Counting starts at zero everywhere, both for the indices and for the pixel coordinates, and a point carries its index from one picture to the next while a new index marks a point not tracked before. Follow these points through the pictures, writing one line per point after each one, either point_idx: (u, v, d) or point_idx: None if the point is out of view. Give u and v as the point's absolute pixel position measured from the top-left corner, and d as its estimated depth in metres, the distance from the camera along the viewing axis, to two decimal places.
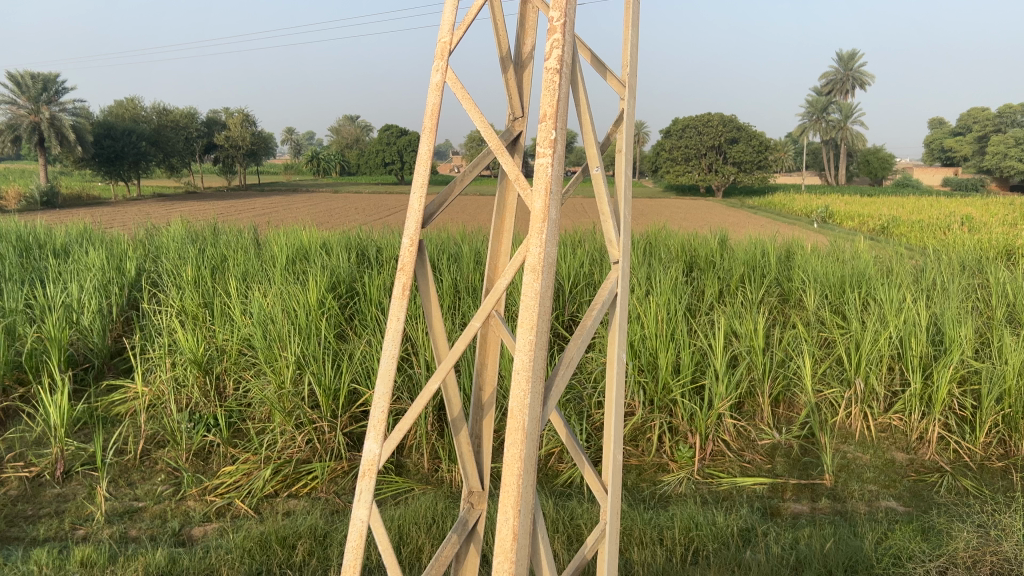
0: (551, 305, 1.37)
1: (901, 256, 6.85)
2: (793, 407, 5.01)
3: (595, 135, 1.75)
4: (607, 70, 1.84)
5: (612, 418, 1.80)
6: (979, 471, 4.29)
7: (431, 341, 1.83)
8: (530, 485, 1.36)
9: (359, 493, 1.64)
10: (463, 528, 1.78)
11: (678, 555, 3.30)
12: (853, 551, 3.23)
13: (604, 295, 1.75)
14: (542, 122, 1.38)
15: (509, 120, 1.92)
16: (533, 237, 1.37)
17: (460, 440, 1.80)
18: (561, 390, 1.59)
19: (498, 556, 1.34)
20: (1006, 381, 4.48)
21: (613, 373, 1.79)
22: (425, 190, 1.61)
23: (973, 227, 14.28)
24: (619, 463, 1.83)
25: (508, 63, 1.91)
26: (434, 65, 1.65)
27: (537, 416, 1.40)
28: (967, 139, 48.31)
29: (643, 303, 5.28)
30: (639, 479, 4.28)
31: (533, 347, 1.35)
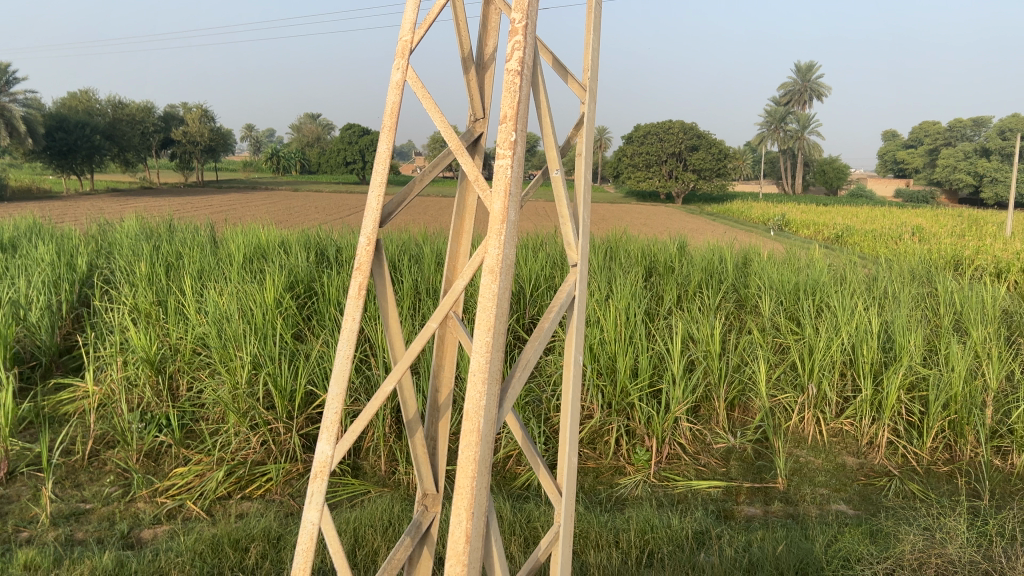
0: (509, 307, 1.37)
1: (854, 264, 7.00)
2: (747, 411, 5.09)
3: (555, 138, 1.76)
4: (568, 74, 1.84)
5: (568, 421, 1.80)
6: (926, 475, 4.40)
7: (386, 343, 1.81)
8: (483, 488, 1.36)
9: (310, 495, 1.62)
10: (417, 530, 1.77)
11: (633, 557, 3.33)
12: (804, 554, 3.30)
13: (562, 297, 1.76)
14: (502, 124, 1.38)
15: (470, 121, 1.91)
16: (492, 238, 1.37)
17: (416, 442, 1.79)
18: (517, 392, 1.59)
19: (450, 558, 1.34)
20: (952, 388, 4.60)
21: (569, 376, 1.79)
22: (382, 189, 1.60)
23: (924, 237, 14.64)
24: (576, 466, 1.84)
25: (470, 63, 1.91)
26: (394, 63, 1.64)
27: (493, 418, 1.40)
28: (919, 152, 49.59)
29: (602, 307, 5.32)
30: (596, 482, 4.31)
31: (489, 349, 1.34)
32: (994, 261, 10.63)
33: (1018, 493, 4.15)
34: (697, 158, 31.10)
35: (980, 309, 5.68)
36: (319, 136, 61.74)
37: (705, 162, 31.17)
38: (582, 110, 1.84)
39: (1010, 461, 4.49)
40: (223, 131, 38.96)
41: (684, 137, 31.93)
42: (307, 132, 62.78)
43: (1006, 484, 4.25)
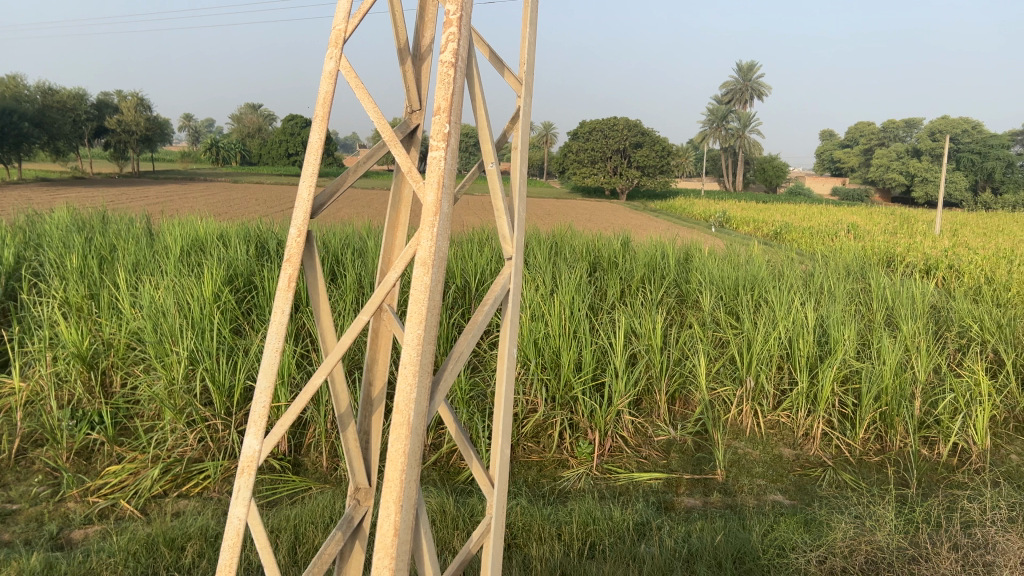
0: (441, 300, 1.37)
1: (792, 261, 7.18)
2: (688, 404, 5.18)
3: (490, 131, 1.76)
4: (505, 67, 1.84)
5: (501, 413, 1.80)
6: (858, 465, 4.53)
7: (317, 335, 1.79)
8: (413, 481, 1.36)
9: (237, 490, 1.59)
10: (349, 524, 1.75)
11: (575, 549, 3.35)
12: (741, 544, 3.38)
13: (497, 289, 1.76)
14: (436, 116, 1.37)
15: (406, 112, 1.89)
16: (424, 230, 1.36)
17: (347, 436, 1.77)
18: (449, 384, 1.58)
19: (378, 551, 1.33)
20: (883, 380, 4.76)
21: (503, 369, 1.79)
22: (315, 180, 1.58)
23: (859, 234, 15.09)
24: (508, 458, 1.85)
25: (407, 54, 1.89)
26: (328, 53, 1.61)
27: (424, 411, 1.40)
28: (854, 152, 51.06)
29: (546, 301, 5.35)
30: (540, 475, 4.34)
31: (421, 342, 1.34)
32: (924, 258, 11.02)
33: (943, 481, 4.32)
34: (641, 155, 31.47)
35: (910, 304, 5.88)
36: (262, 127, 60.56)
37: (650, 159, 31.57)
38: (518, 103, 1.85)
39: (937, 450, 4.66)
40: (160, 121, 37.87)
41: (629, 134, 32.28)
42: (249, 123, 61.59)
43: (932, 473, 4.41)
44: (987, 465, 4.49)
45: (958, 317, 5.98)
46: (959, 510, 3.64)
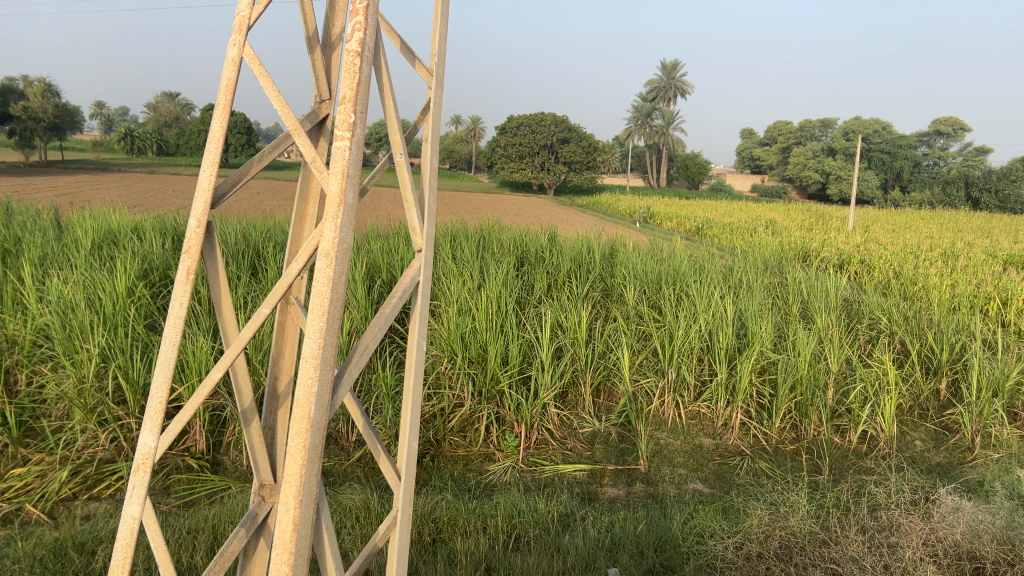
0: (344, 291, 1.36)
1: (713, 256, 7.36)
2: (612, 396, 5.26)
3: (399, 122, 1.74)
4: (416, 57, 1.84)
5: (409, 406, 1.80)
6: (774, 453, 4.68)
7: (217, 326, 1.73)
8: (313, 476, 1.35)
9: (132, 488, 1.54)
10: (252, 522, 1.71)
11: (499, 542, 3.37)
12: (663, 532, 3.46)
13: (406, 282, 1.75)
14: (341, 105, 1.36)
15: (315, 101, 1.87)
16: (328, 221, 1.35)
17: (250, 432, 1.73)
18: (353, 378, 1.57)
19: (277, 548, 1.32)
20: (798, 370, 4.94)
21: (411, 361, 1.79)
22: (216, 170, 1.55)
23: (777, 230, 15.58)
24: (415, 450, 1.85)
25: (316, 42, 1.84)
26: (231, 39, 1.57)
27: (327, 404, 1.38)
28: (774, 151, 52.67)
29: (473, 295, 5.34)
30: (466, 470, 4.34)
31: (323, 334, 1.32)
32: (837, 253, 11.46)
33: (853, 467, 4.50)
34: (568, 150, 31.75)
35: (823, 298, 6.11)
36: (180, 116, 58.62)
37: (577, 155, 31.90)
38: (429, 95, 1.84)
39: (848, 438, 4.85)
40: (70, 108, 36.22)
41: (556, 129, 32.51)
42: (167, 112, 59.55)
43: (843, 460, 4.60)
44: (893, 451, 4.71)
45: (867, 310, 6.24)
46: (866, 494, 3.80)
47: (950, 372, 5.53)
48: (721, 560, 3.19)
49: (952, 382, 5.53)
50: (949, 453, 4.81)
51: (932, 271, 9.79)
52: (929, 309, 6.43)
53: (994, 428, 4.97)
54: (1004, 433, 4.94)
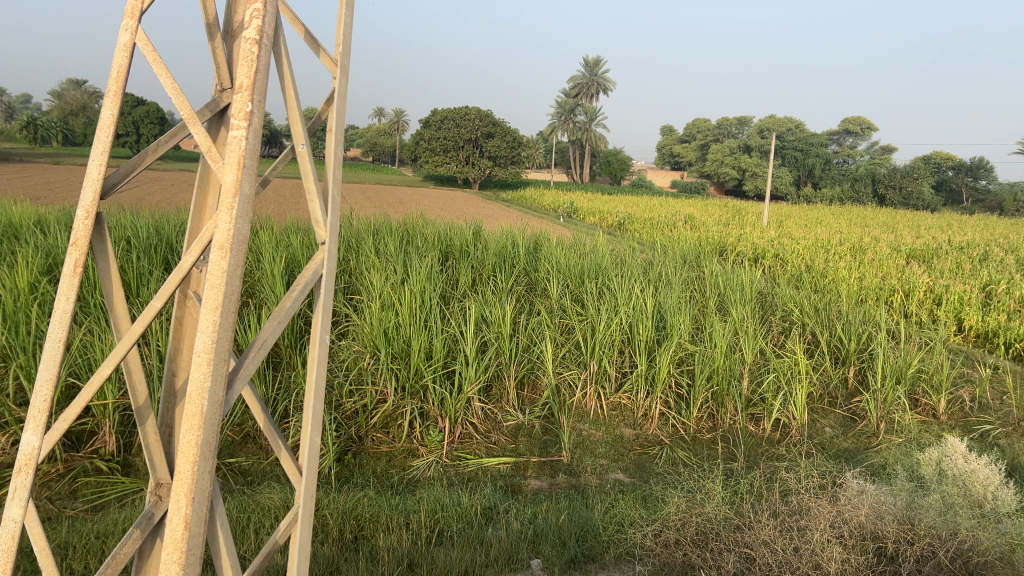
0: (240, 283, 1.36)
1: (633, 250, 7.50)
2: (535, 389, 5.30)
3: (301, 112, 1.72)
4: (320, 48, 1.81)
5: (312, 399, 1.78)
6: (692, 442, 4.81)
7: (109, 320, 1.64)
8: (206, 472, 1.36)
9: (13, 490, 1.47)
10: (148, 523, 1.60)
11: (422, 537, 3.36)
12: (584, 522, 3.52)
13: (308, 275, 1.73)
14: (237, 94, 1.36)
15: (217, 91, 1.71)
16: (223, 212, 1.34)
17: (146, 430, 1.62)
18: (250, 373, 1.55)
19: (167, 547, 1.32)
20: (715, 361, 5.08)
21: (314, 355, 1.76)
22: (105, 159, 1.49)
23: (695, 225, 15.97)
24: (317, 447, 1.81)
25: (216, 31, 1.71)
26: (123, 22, 1.52)
27: (221, 398, 1.38)
28: (693, 148, 53.91)
29: (396, 290, 5.30)
30: (389, 466, 4.31)
31: (216, 328, 1.32)
32: (752, 247, 11.84)
33: (767, 454, 4.66)
34: (492, 145, 31.82)
35: (739, 291, 6.29)
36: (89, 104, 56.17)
37: (501, 150, 32.02)
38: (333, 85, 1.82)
39: (762, 426, 5.02)
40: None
41: (481, 124, 32.51)
42: (74, 100, 56.96)
43: (758, 447, 4.75)
44: (804, 438, 4.89)
45: (781, 302, 6.45)
46: (778, 480, 3.94)
47: (857, 361, 5.78)
48: (639, 548, 3.26)
49: (859, 371, 5.78)
50: (856, 438, 5.03)
51: (841, 265, 10.20)
52: (838, 301, 6.70)
53: (897, 414, 5.23)
54: (906, 418, 5.19)
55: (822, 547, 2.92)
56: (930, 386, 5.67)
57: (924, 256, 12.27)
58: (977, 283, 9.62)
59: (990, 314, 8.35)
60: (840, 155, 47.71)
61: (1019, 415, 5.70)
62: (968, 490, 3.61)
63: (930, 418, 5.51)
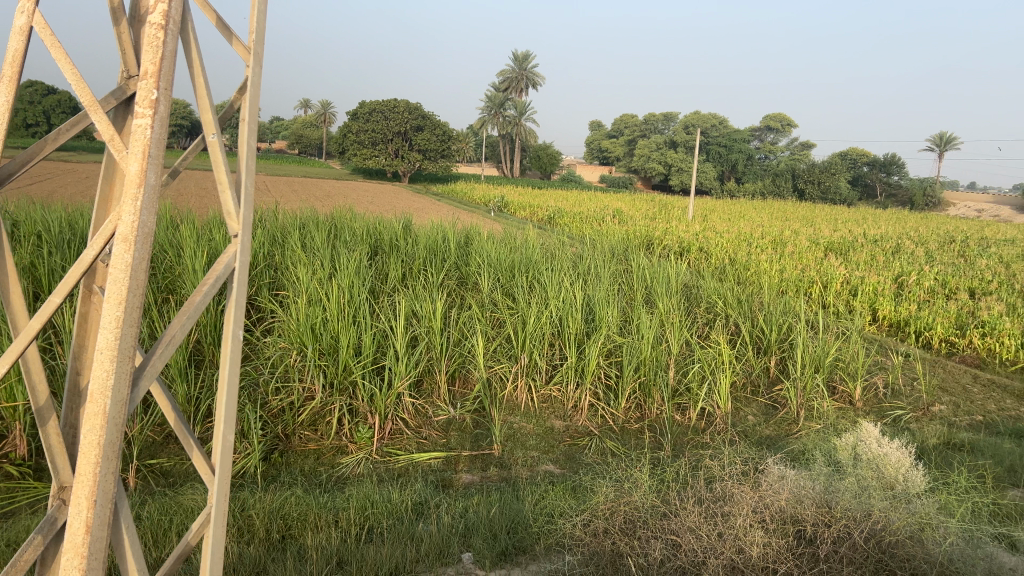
0: (144, 278, 1.37)
1: (563, 244, 7.57)
2: (467, 383, 5.30)
3: (210, 99, 1.68)
4: (232, 34, 1.76)
5: (225, 395, 1.74)
6: (620, 432, 4.89)
7: (5, 316, 1.55)
8: (110, 470, 1.36)
9: None
10: (50, 528, 1.54)
11: (352, 534, 3.32)
12: (515, 515, 3.55)
13: (220, 268, 1.70)
14: (142, 80, 1.37)
15: (122, 77, 1.63)
16: (127, 203, 1.35)
17: (47, 432, 1.54)
18: (156, 370, 1.52)
19: (68, 552, 1.31)
20: (642, 352, 5.17)
21: (227, 351, 1.72)
22: None
23: (623, 219, 16.20)
24: (231, 446, 1.78)
25: (121, 14, 1.64)
26: (19, 5, 1.46)
27: (127, 396, 1.38)
28: (622, 143, 54.67)
29: (323, 285, 5.22)
30: (317, 464, 4.25)
31: (120, 323, 1.33)
32: (678, 241, 12.10)
33: (693, 443, 4.77)
34: (422, 138, 31.61)
35: (665, 284, 6.41)
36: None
37: (430, 143, 31.86)
38: (245, 72, 1.78)
39: (687, 415, 5.14)
40: None
41: (409, 116, 32.24)
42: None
43: (684, 436, 4.86)
44: (728, 426, 5.02)
45: (705, 294, 6.60)
46: (702, 468, 4.03)
47: (778, 351, 5.97)
48: (568, 538, 3.30)
49: (780, 360, 5.97)
50: (777, 426, 5.20)
51: (763, 258, 10.50)
52: (760, 292, 6.90)
53: (815, 401, 5.42)
54: (824, 405, 5.39)
55: (745, 532, 2.99)
56: (846, 374, 5.90)
57: (840, 249, 12.75)
58: (889, 274, 10.04)
59: (901, 304, 8.73)
60: (762, 151, 49.09)
61: (928, 400, 5.98)
62: (880, 473, 3.77)
63: (846, 405, 5.73)
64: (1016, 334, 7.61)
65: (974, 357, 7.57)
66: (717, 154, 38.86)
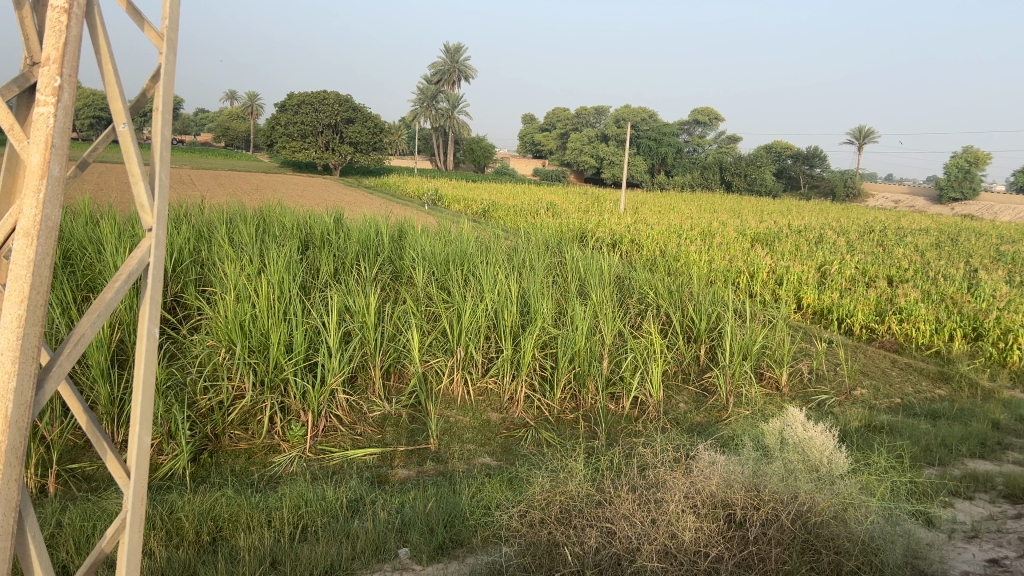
0: (47, 273, 1.35)
1: (498, 237, 7.57)
2: (402, 378, 5.26)
3: (121, 89, 1.63)
4: (145, 21, 1.71)
5: (141, 396, 1.69)
6: (556, 423, 4.93)
7: None
8: (13, 473, 1.32)
9: None
10: None
11: (286, 534, 3.26)
12: (451, 508, 3.55)
13: (133, 264, 1.65)
14: (44, 68, 1.35)
15: (25, 65, 1.58)
16: (29, 196, 1.33)
17: None
18: (64, 370, 1.47)
19: None
20: (577, 343, 5.22)
21: (141, 350, 1.68)
22: None
23: (557, 212, 16.31)
24: (146, 448, 1.74)
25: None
26: None
27: (30, 398, 1.35)
28: (555, 136, 54.97)
29: (253, 280, 5.10)
30: (249, 463, 4.16)
31: (21, 323, 1.31)
32: (611, 233, 12.24)
33: (627, 431, 4.84)
34: (353, 131, 31.20)
35: (599, 275, 6.48)
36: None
37: (361, 135, 31.47)
38: (159, 60, 1.73)
39: (621, 404, 5.21)
40: None
41: (339, 109, 31.73)
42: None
43: (618, 425, 4.93)
44: (660, 414, 5.12)
45: (638, 285, 6.70)
46: (636, 455, 4.09)
47: (708, 339, 6.09)
48: (505, 530, 3.30)
49: (710, 348, 6.10)
50: (708, 412, 5.32)
51: (693, 249, 10.72)
52: (690, 282, 7.03)
53: (744, 388, 5.57)
54: (752, 391, 5.54)
55: (677, 517, 3.05)
56: (773, 361, 6.07)
57: (766, 239, 13.09)
58: (812, 263, 10.37)
59: (824, 292, 9.03)
60: (691, 144, 50.06)
61: (850, 384, 6.21)
62: (806, 456, 3.89)
63: (773, 391, 5.90)
64: (930, 319, 7.95)
65: (892, 342, 7.88)
66: (648, 147, 39.45)
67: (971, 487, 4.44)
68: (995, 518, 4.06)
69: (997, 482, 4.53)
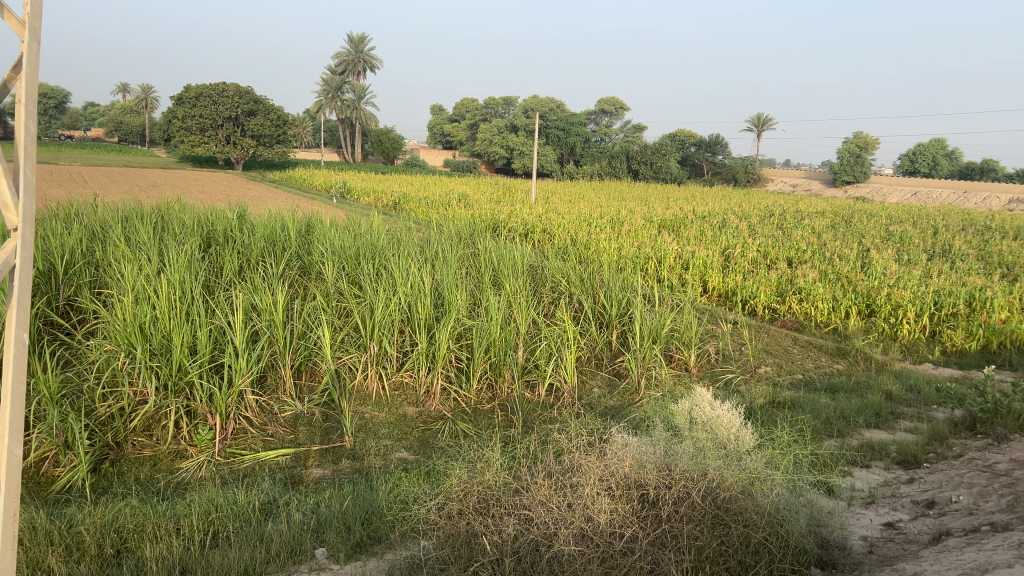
0: None
1: (409, 229, 7.50)
2: (314, 376, 5.16)
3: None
4: (4, 6, 1.62)
5: (11, 406, 1.60)
6: (473, 414, 4.93)
7: None
8: None
9: None
10: None
11: (196, 541, 3.15)
12: (368, 505, 3.51)
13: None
14: None
15: None
16: None
17: None
18: None
19: None
20: (492, 334, 5.22)
21: (8, 357, 1.58)
22: None
23: (468, 203, 16.27)
24: (16, 459, 1.64)
25: None
26: None
27: None
28: (464, 127, 54.86)
29: (152, 280, 4.89)
30: (154, 471, 4.00)
31: None
32: (523, 223, 12.31)
33: (542, 418, 4.90)
34: (254, 124, 30.35)
35: (511, 265, 6.51)
36: None
37: (263, 128, 30.65)
38: (19, 49, 1.63)
39: (537, 391, 5.25)
40: None
41: (239, 101, 30.73)
42: None
43: (534, 412, 4.98)
44: (575, 400, 5.19)
45: (550, 273, 6.76)
46: (551, 442, 4.13)
47: (619, 325, 6.21)
48: (422, 524, 3.28)
49: (622, 333, 6.21)
50: (621, 396, 5.44)
51: (603, 237, 10.89)
52: (601, 269, 7.14)
53: (654, 370, 5.71)
54: (662, 373, 5.69)
55: (592, 501, 3.10)
56: (682, 343, 6.23)
57: (673, 225, 13.43)
58: (717, 247, 10.70)
59: (728, 275, 9.34)
60: (599, 134, 50.82)
61: (754, 363, 6.44)
62: (714, 433, 4.01)
63: (682, 372, 6.07)
64: (827, 298, 8.33)
65: (792, 322, 8.23)
66: (556, 137, 39.81)
67: (868, 456, 4.69)
68: (890, 483, 4.30)
69: (891, 450, 4.79)
